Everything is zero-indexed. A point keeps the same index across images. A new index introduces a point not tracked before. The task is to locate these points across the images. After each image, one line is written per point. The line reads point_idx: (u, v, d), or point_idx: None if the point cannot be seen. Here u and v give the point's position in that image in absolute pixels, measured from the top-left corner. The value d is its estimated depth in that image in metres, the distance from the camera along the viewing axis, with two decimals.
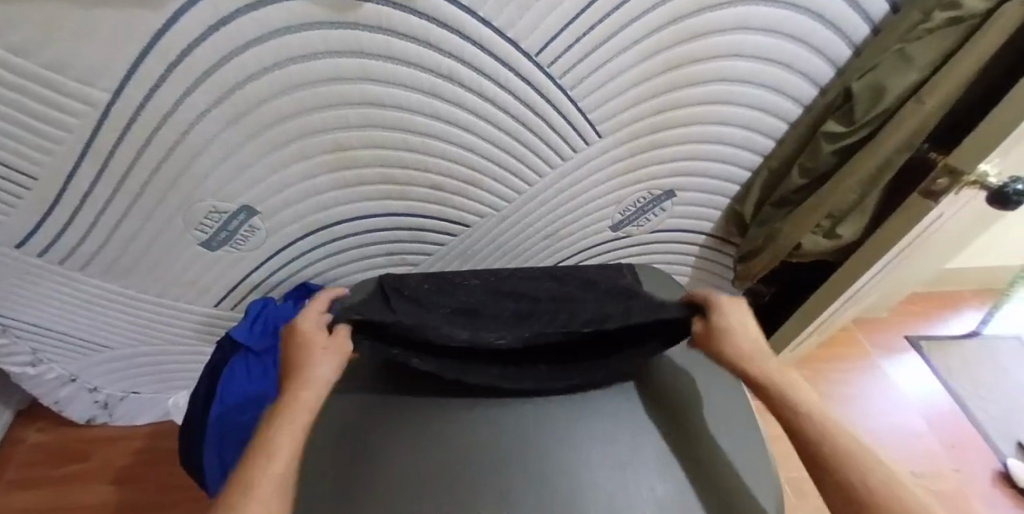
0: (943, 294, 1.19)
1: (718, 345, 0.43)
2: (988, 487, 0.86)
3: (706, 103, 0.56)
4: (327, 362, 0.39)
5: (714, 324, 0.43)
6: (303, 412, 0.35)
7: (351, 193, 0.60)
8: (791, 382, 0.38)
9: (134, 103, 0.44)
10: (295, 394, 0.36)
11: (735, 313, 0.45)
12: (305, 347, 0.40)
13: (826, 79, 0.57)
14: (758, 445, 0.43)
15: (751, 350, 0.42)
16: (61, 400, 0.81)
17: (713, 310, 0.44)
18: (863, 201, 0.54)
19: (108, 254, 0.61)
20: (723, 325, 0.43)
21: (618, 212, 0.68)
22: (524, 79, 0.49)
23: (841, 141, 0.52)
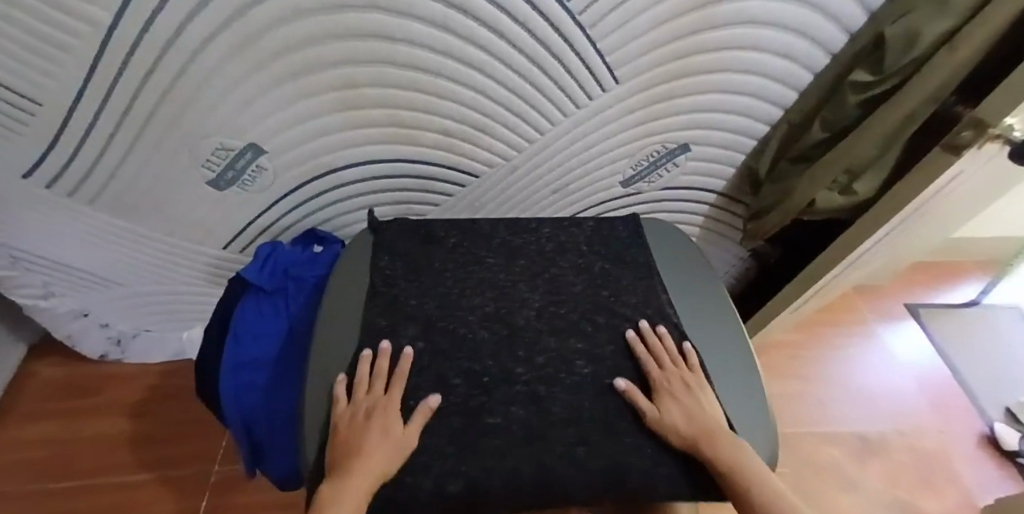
0: (947, 264, 1.20)
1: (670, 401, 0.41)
2: (971, 446, 0.89)
3: (730, 48, 0.54)
4: (389, 426, 0.37)
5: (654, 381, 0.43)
6: (365, 463, 0.34)
7: (358, 134, 0.59)
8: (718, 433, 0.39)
9: (134, 28, 0.42)
10: (362, 446, 0.35)
11: (688, 381, 0.43)
12: (359, 420, 0.37)
13: (858, 26, 0.53)
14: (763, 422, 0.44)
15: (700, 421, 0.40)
16: (75, 335, 0.83)
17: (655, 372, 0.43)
18: (882, 156, 0.52)
19: (117, 188, 0.61)
20: (662, 415, 0.40)
21: (630, 167, 0.67)
22: (542, 16, 0.47)
23: (866, 92, 0.50)
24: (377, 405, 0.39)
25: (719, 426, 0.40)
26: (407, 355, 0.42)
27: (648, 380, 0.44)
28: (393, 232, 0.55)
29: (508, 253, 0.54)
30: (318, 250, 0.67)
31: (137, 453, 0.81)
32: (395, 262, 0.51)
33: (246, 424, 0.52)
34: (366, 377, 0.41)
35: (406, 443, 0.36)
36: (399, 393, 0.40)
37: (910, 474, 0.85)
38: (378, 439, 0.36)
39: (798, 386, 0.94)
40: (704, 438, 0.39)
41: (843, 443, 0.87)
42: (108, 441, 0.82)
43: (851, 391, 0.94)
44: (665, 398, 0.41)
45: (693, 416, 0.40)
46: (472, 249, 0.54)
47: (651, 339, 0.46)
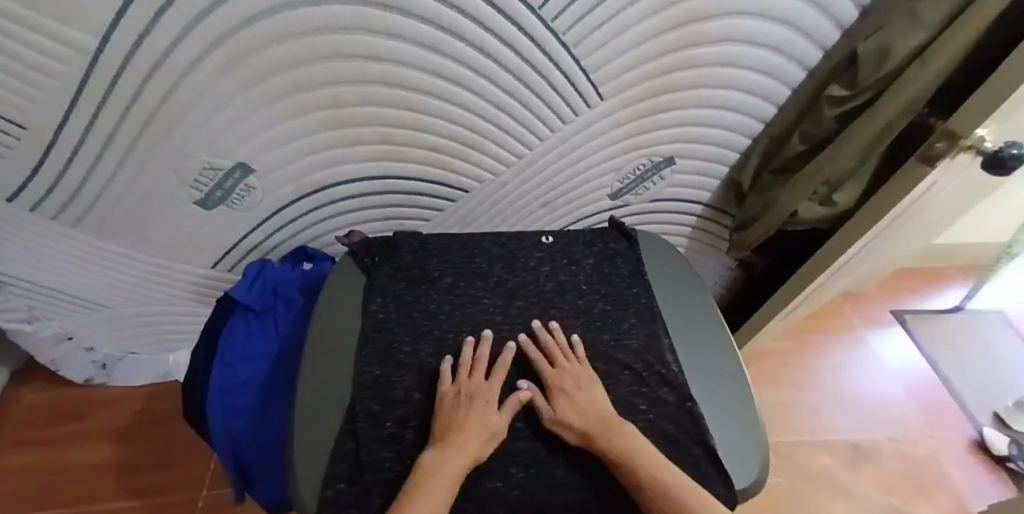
0: (932, 270, 1.22)
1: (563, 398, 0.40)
2: (961, 452, 0.90)
3: (711, 65, 0.56)
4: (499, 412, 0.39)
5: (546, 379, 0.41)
6: (470, 441, 0.36)
7: (347, 152, 0.59)
8: (617, 428, 0.38)
9: (123, 51, 0.42)
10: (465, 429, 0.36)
11: (580, 377, 0.42)
12: (471, 396, 0.39)
13: (831, 44, 0.56)
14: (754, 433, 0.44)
15: (599, 419, 0.39)
16: (58, 358, 0.81)
17: (542, 368, 0.42)
18: (861, 167, 0.53)
19: (104, 209, 0.60)
20: (560, 416, 0.39)
21: (617, 180, 0.68)
22: (527, 35, 0.48)
23: (842, 106, 0.52)
24: (478, 388, 0.40)
25: (611, 417, 0.40)
26: (512, 349, 0.44)
27: (541, 379, 0.43)
28: (384, 273, 0.51)
29: (505, 294, 0.50)
30: (307, 267, 0.66)
31: (121, 481, 0.79)
32: (385, 305, 0.48)
33: (234, 447, 0.52)
34: (470, 361, 0.42)
35: (499, 430, 0.38)
36: (498, 384, 0.42)
37: (902, 480, 0.85)
38: (479, 422, 0.37)
39: (790, 395, 0.94)
40: (597, 432, 0.38)
41: (835, 451, 0.87)
42: (91, 468, 0.80)
43: (842, 398, 0.94)
44: (559, 397, 0.40)
45: (586, 411, 0.39)
46: (467, 289, 0.50)
47: (542, 336, 0.45)
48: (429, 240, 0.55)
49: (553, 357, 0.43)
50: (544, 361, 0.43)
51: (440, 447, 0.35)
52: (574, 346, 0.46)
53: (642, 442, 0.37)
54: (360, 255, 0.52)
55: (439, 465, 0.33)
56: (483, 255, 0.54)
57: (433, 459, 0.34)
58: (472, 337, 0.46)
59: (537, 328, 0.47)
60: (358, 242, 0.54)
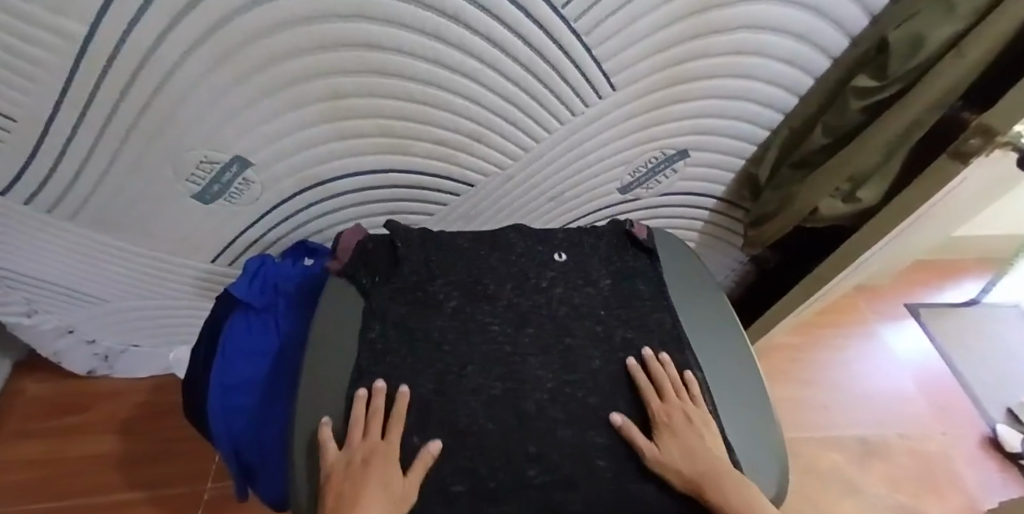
0: (947, 262, 1.19)
1: (670, 435, 0.38)
2: (973, 450, 0.89)
3: (730, 53, 0.53)
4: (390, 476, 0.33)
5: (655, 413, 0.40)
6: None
7: (348, 145, 0.57)
8: (729, 475, 0.35)
9: (110, 40, 0.40)
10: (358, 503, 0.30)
11: (690, 416, 0.40)
12: (359, 465, 0.33)
13: (859, 30, 0.52)
14: (771, 442, 0.42)
15: (708, 465, 0.36)
16: (61, 351, 0.81)
17: (652, 398, 0.41)
18: (888, 163, 0.50)
19: (99, 203, 0.59)
20: (664, 455, 0.36)
21: (628, 173, 0.65)
22: (535, 22, 0.45)
23: (869, 98, 0.49)
24: (373, 453, 0.34)
25: (723, 466, 0.37)
26: (403, 394, 0.38)
27: (649, 415, 0.40)
28: (383, 296, 0.46)
29: (515, 320, 0.45)
30: (308, 263, 0.65)
31: (125, 474, 0.79)
32: (385, 334, 0.43)
33: (236, 448, 0.51)
34: (360, 420, 0.36)
35: (406, 493, 0.32)
36: (396, 439, 0.35)
37: (911, 477, 0.84)
38: (375, 490, 0.31)
39: (798, 391, 0.92)
40: (708, 480, 0.35)
41: (845, 448, 0.86)
42: (96, 461, 0.80)
43: (851, 394, 0.93)
44: (666, 434, 0.38)
45: (696, 457, 0.37)
46: (473, 314, 0.45)
47: (653, 367, 0.43)
48: (433, 257, 0.49)
49: (663, 390, 0.41)
50: (652, 392, 0.41)
51: None
52: (687, 384, 0.43)
53: (757, 494, 0.34)
54: (357, 277, 0.47)
55: None
56: (491, 275, 0.48)
57: None
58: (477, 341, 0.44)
59: (646, 356, 0.45)
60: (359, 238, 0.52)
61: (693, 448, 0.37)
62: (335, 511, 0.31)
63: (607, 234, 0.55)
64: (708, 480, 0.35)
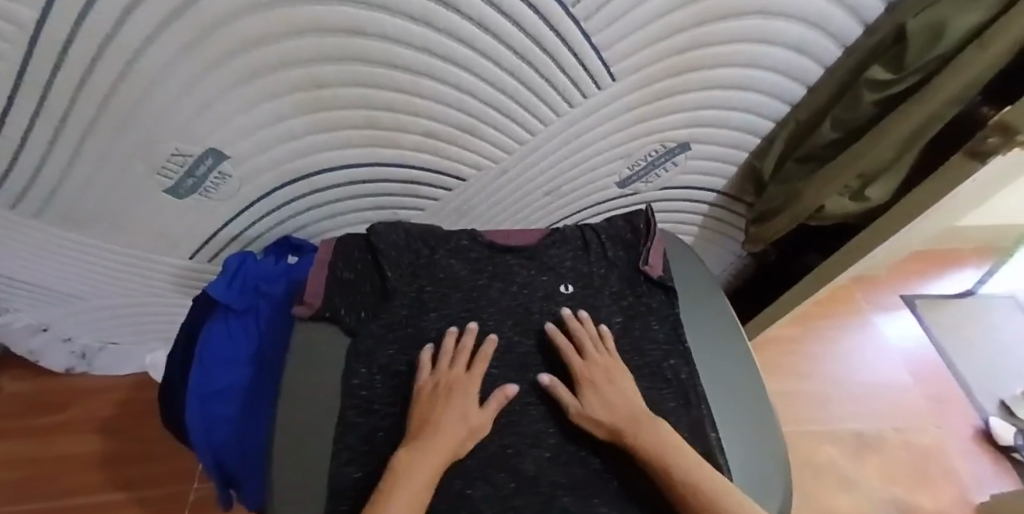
0: (944, 252, 1.18)
1: (591, 397, 0.39)
2: (966, 443, 0.89)
3: (738, 41, 0.49)
4: (467, 408, 0.37)
5: (577, 374, 0.40)
6: (444, 442, 0.34)
7: (332, 137, 0.54)
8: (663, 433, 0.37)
9: (63, 25, 0.36)
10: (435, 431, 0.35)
11: (610, 370, 0.41)
12: (444, 393, 0.38)
13: (874, 18, 0.49)
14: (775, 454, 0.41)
15: (632, 420, 0.38)
16: (36, 350, 0.78)
17: (568, 355, 0.41)
18: (901, 160, 0.48)
19: (66, 198, 0.55)
20: (584, 410, 0.38)
21: (627, 167, 0.63)
22: (532, 7, 0.41)
23: (884, 91, 0.46)
24: (457, 382, 0.39)
25: (638, 415, 0.38)
26: (492, 342, 0.42)
27: (571, 372, 0.41)
28: (370, 336, 0.43)
29: (516, 363, 0.43)
30: (291, 260, 0.62)
31: (108, 474, 0.77)
32: (371, 380, 0.41)
33: (218, 456, 0.49)
34: (450, 351, 0.41)
35: (479, 427, 0.37)
36: (478, 374, 0.40)
37: (905, 470, 0.84)
38: (454, 418, 0.36)
39: (795, 385, 0.92)
40: (628, 429, 0.37)
41: (840, 443, 0.86)
42: (77, 461, 0.77)
43: (847, 387, 0.93)
44: (587, 390, 0.39)
45: (614, 407, 0.38)
46: (466, 354, 0.42)
47: (572, 324, 0.44)
48: (426, 287, 0.45)
49: (581, 348, 0.42)
50: (569, 348, 0.42)
51: (402, 452, 0.33)
52: (605, 337, 0.44)
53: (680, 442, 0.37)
54: (339, 316, 0.43)
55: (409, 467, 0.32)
56: (489, 310, 0.45)
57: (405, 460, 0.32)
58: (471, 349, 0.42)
59: (565, 314, 0.45)
60: (345, 243, 0.49)
61: (620, 407, 0.38)
62: (417, 430, 0.36)
63: (620, 264, 0.50)
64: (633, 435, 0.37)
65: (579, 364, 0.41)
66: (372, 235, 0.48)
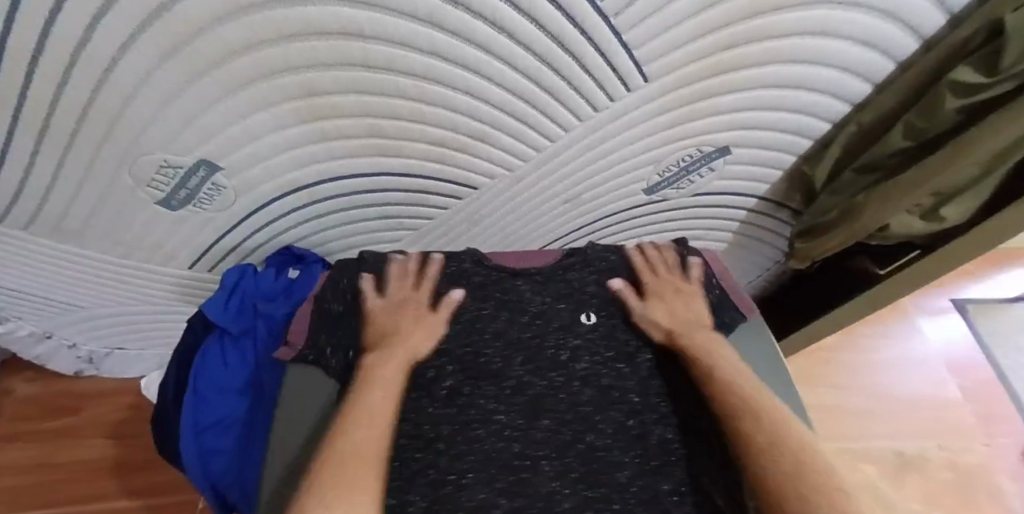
0: (998, 253, 1.09)
1: (654, 304, 0.43)
2: (1017, 464, 0.83)
3: (796, 34, 0.42)
4: (420, 325, 0.40)
5: (646, 287, 0.44)
6: (393, 367, 0.36)
7: (331, 147, 0.49)
8: (713, 349, 0.40)
9: (17, 34, 0.31)
10: (385, 355, 0.37)
11: (677, 288, 0.45)
12: (393, 313, 0.41)
13: (964, 5, 0.42)
14: None
15: (687, 327, 0.42)
16: (43, 355, 0.76)
17: (647, 272, 0.45)
18: (988, 177, 0.41)
19: (54, 211, 0.52)
20: (646, 314, 0.42)
21: (656, 174, 0.56)
22: (557, 4, 0.35)
23: (973, 96, 0.39)
24: (405, 301, 0.42)
25: (699, 327, 0.42)
26: (437, 260, 0.45)
27: (639, 282, 0.45)
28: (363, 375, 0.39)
29: (525, 409, 0.38)
30: (293, 274, 0.57)
31: (120, 480, 0.77)
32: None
33: (218, 488, 0.48)
34: (394, 277, 0.44)
35: (435, 331, 0.40)
36: (426, 291, 0.43)
37: (948, 493, 0.79)
38: (408, 328, 0.40)
39: (832, 397, 0.86)
40: (681, 333, 0.41)
41: (879, 462, 0.80)
42: (90, 467, 0.77)
43: (885, 401, 0.87)
44: (654, 300, 0.43)
45: (675, 314, 0.42)
46: (475, 400, 0.38)
47: (651, 251, 0.47)
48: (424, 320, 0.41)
49: (642, 265, 0.46)
50: (642, 264, 0.46)
51: (364, 375, 0.36)
52: (685, 268, 0.47)
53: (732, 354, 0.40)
54: (328, 358, 0.41)
55: (365, 394, 0.34)
56: (499, 347, 0.40)
57: (362, 388, 0.34)
58: (483, 393, 0.38)
59: (645, 244, 0.48)
60: (343, 268, 0.45)
61: (683, 320, 0.42)
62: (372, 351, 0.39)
63: (650, 291, 0.45)
64: (682, 339, 0.40)
65: (649, 279, 0.45)
66: (363, 261, 0.43)
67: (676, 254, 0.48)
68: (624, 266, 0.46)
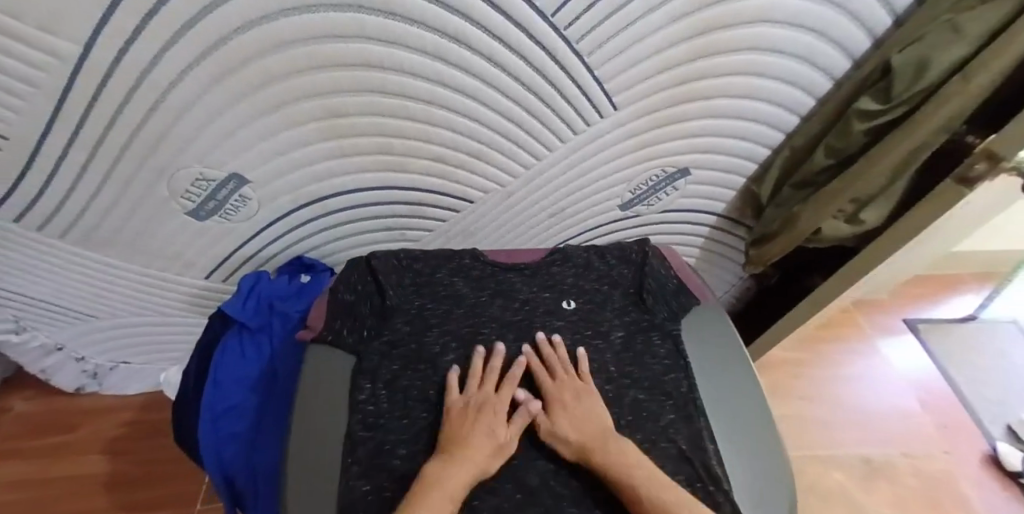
0: (946, 277, 1.19)
1: (557, 422, 0.38)
2: (978, 470, 0.88)
3: (733, 73, 0.52)
4: (492, 436, 0.36)
5: (547, 396, 0.40)
6: (463, 474, 0.33)
7: (347, 163, 0.56)
8: (633, 466, 0.35)
9: (107, 59, 0.39)
10: (457, 460, 0.33)
11: (579, 391, 0.41)
12: (466, 417, 0.37)
13: (861, 53, 0.53)
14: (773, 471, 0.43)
15: (598, 439, 0.37)
16: (49, 369, 0.79)
17: (541, 375, 0.42)
18: (892, 185, 0.50)
19: (91, 221, 0.57)
20: (553, 428, 0.38)
21: (628, 191, 0.65)
22: (539, 44, 0.45)
23: (873, 120, 0.48)
24: (488, 401, 0.39)
25: (607, 435, 0.38)
26: (500, 352, 0.43)
27: (542, 391, 0.42)
28: (374, 351, 0.44)
29: (516, 377, 0.43)
30: (304, 279, 0.63)
31: (114, 496, 0.77)
32: (375, 396, 0.41)
33: (227, 475, 0.50)
34: (479, 373, 0.41)
35: (507, 444, 0.37)
36: (507, 395, 0.40)
37: (917, 498, 0.83)
38: (482, 435, 0.36)
39: (802, 407, 0.92)
40: (593, 448, 0.36)
41: (849, 468, 0.85)
42: (82, 483, 0.77)
43: (851, 412, 0.92)
44: (558, 411, 0.39)
45: (585, 425, 0.38)
46: (472, 370, 0.43)
47: (545, 349, 0.44)
48: (427, 305, 0.47)
49: (539, 370, 0.42)
50: (539, 369, 0.42)
51: (426, 478, 0.32)
52: (578, 362, 0.44)
53: (652, 469, 0.35)
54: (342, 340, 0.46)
55: (427, 496, 0.30)
56: (491, 326, 0.47)
57: (426, 491, 0.31)
58: (480, 364, 0.44)
59: (540, 337, 0.45)
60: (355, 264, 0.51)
61: (590, 432, 0.37)
62: (438, 455, 0.35)
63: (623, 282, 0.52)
64: (589, 455, 0.36)
65: (547, 385, 0.41)
66: (371, 259, 0.50)
67: (564, 349, 0.44)
68: (525, 374, 0.43)
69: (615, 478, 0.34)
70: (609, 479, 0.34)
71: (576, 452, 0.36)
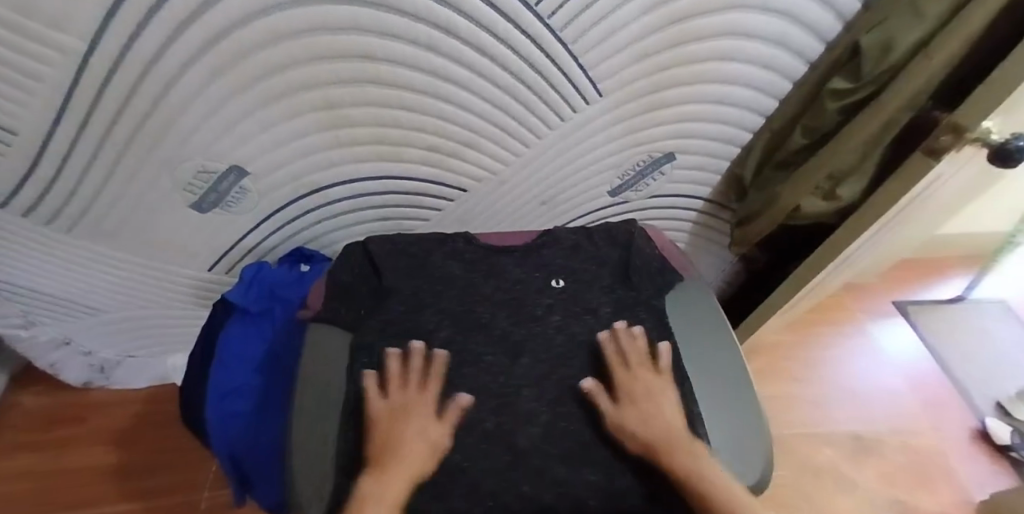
0: (934, 260, 1.22)
1: (624, 415, 0.41)
2: (965, 444, 0.90)
3: (712, 58, 0.54)
4: (421, 439, 0.38)
5: (622, 388, 0.43)
6: (395, 484, 0.34)
7: (343, 153, 0.59)
8: (702, 462, 0.38)
9: (112, 56, 0.40)
10: (388, 470, 0.35)
11: (654, 386, 0.44)
12: (393, 424, 0.39)
13: (833, 36, 0.55)
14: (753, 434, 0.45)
15: (668, 435, 0.40)
16: (57, 363, 0.81)
17: (617, 368, 0.44)
18: (865, 161, 0.52)
19: (96, 215, 0.59)
20: (621, 420, 0.40)
21: (617, 177, 0.67)
22: (525, 33, 0.47)
23: (845, 99, 0.51)
24: (409, 403, 0.40)
25: (677, 432, 0.41)
26: (438, 357, 0.43)
27: (613, 383, 0.44)
28: (371, 328, 0.47)
29: (508, 350, 0.45)
30: (304, 268, 0.65)
31: (123, 485, 0.79)
32: (375, 368, 0.43)
33: (234, 453, 0.52)
34: (400, 375, 0.42)
35: (440, 443, 0.38)
36: (432, 395, 0.41)
37: (904, 471, 0.85)
38: (412, 439, 0.37)
39: (793, 388, 0.94)
40: (662, 444, 0.39)
41: (839, 444, 0.87)
42: (91, 473, 0.79)
43: (843, 390, 0.94)
44: (628, 403, 0.42)
45: (653, 421, 0.41)
46: (466, 344, 0.45)
47: (622, 340, 0.46)
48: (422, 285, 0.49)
49: (612, 362, 0.45)
50: (610, 363, 0.45)
51: (361, 492, 0.34)
52: (658, 358, 0.47)
53: (715, 465, 0.39)
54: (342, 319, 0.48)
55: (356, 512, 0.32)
56: (484, 303, 0.49)
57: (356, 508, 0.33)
58: (474, 339, 0.46)
59: (615, 328, 0.48)
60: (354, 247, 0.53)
61: (660, 428, 0.40)
62: (370, 466, 0.37)
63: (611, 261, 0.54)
64: (659, 450, 0.39)
65: (621, 378, 0.43)
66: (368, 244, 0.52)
67: (643, 345, 0.47)
68: (604, 367, 0.45)
69: (688, 473, 0.37)
70: (677, 473, 0.37)
71: (642, 445, 0.39)
